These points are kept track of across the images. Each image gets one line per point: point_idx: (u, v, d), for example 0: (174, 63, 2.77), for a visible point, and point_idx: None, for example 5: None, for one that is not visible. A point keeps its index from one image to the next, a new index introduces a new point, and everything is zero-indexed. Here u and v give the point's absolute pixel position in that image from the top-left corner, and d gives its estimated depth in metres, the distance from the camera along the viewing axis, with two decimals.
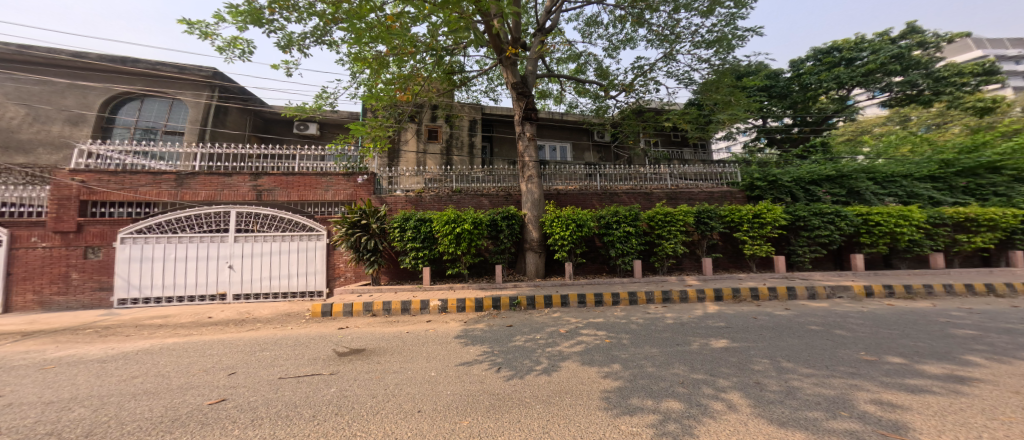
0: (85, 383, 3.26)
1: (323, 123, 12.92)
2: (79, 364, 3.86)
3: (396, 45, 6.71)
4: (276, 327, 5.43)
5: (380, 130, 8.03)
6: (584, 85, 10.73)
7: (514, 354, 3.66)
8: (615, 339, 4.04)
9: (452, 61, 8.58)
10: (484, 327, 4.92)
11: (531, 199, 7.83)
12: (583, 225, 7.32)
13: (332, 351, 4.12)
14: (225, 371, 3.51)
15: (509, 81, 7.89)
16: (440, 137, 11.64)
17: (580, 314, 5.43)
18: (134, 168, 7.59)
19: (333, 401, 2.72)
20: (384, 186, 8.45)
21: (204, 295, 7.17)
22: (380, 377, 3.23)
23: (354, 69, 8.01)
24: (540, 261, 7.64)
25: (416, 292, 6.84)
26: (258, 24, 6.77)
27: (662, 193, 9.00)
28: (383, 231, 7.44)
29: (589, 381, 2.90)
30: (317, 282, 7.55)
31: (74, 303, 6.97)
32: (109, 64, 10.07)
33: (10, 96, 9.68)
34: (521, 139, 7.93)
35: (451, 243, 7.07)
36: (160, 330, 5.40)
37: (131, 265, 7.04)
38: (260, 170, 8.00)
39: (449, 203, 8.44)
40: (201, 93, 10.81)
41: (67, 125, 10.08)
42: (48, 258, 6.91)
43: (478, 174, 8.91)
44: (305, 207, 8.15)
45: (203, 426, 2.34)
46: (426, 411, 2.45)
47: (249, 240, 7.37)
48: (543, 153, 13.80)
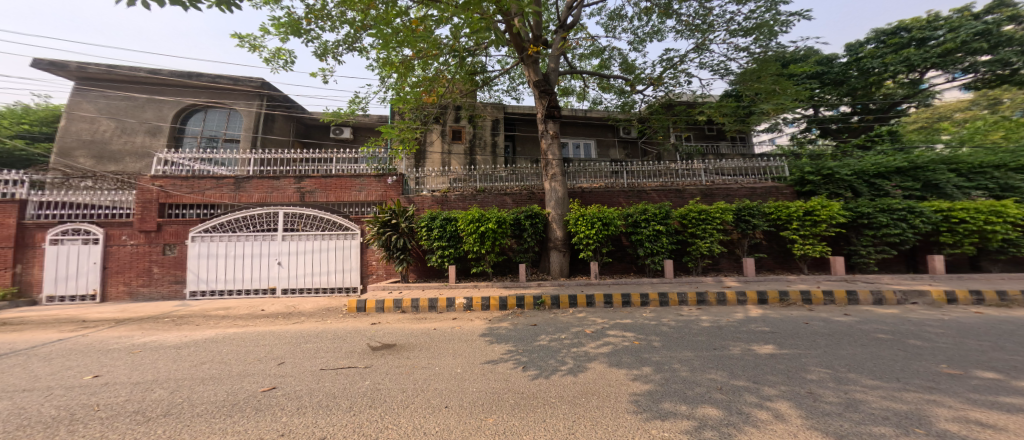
0: (159, 367, 3.61)
1: (357, 127, 13.44)
2: (159, 349, 4.30)
3: (421, 48, 6.88)
4: (318, 321, 5.77)
5: (408, 132, 8.25)
6: (608, 81, 10.50)
7: (539, 354, 3.65)
8: (644, 342, 3.93)
9: (473, 61, 8.63)
10: (508, 325, 4.95)
11: (554, 198, 7.73)
12: (609, 223, 7.15)
13: (366, 346, 4.30)
14: (275, 361, 3.78)
15: (531, 79, 7.84)
16: (464, 137, 11.72)
17: (607, 314, 5.33)
18: (201, 174, 8.30)
19: (367, 393, 2.85)
20: (411, 186, 8.70)
21: (257, 289, 7.72)
22: (410, 371, 3.34)
23: (383, 74, 8.32)
24: (565, 260, 7.56)
25: (443, 290, 6.98)
26: (297, 34, 7.17)
27: (695, 190, 8.59)
28: (411, 231, 7.65)
29: (616, 383, 2.84)
30: (352, 278, 7.91)
31: (156, 294, 7.77)
32: (175, 80, 11.07)
33: (97, 109, 10.88)
34: (543, 137, 7.88)
35: (475, 242, 7.15)
36: (219, 321, 5.88)
37: (200, 261, 7.72)
38: (303, 173, 8.44)
39: (473, 202, 8.52)
40: (253, 103, 11.68)
41: (148, 136, 11.14)
42: (136, 254, 7.76)
43: (502, 174, 8.98)
44: (341, 208, 8.54)
45: (256, 411, 2.52)
46: (453, 407, 2.50)
47: (295, 238, 7.86)
48: (566, 151, 13.61)
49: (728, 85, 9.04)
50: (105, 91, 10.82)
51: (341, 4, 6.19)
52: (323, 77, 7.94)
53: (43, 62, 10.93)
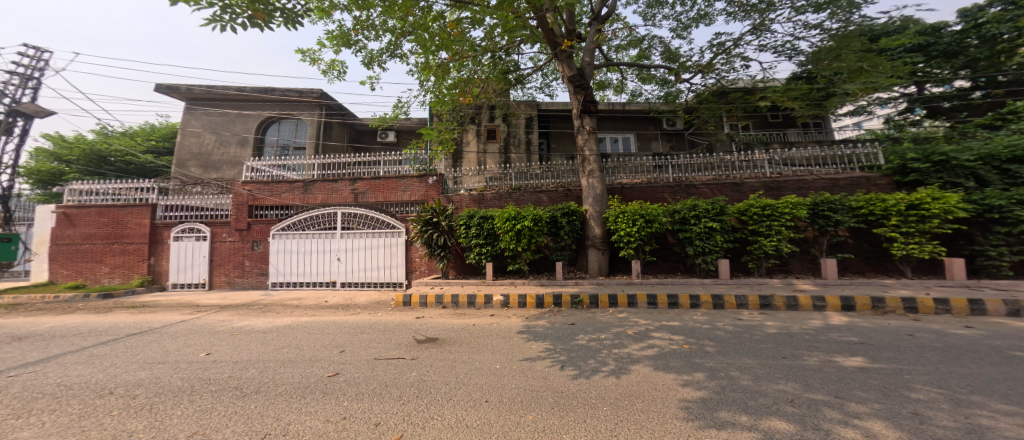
0: (251, 348, 4.08)
1: (400, 131, 14.05)
2: (252, 333, 4.86)
3: (458, 51, 7.02)
4: (370, 313, 6.15)
5: (446, 133, 8.50)
6: (649, 71, 9.98)
7: (578, 354, 3.42)
8: (695, 346, 3.46)
9: (506, 60, 8.61)
10: (545, 324, 4.90)
11: (592, 195, 7.54)
12: (653, 220, 6.80)
13: (411, 339, 4.50)
14: (337, 349, 4.09)
15: (566, 75, 7.68)
16: (498, 137, 11.80)
17: (652, 316, 5.01)
18: (277, 179, 9.20)
19: (415, 384, 2.98)
20: (450, 186, 8.90)
21: (321, 282, 8.49)
22: (452, 365, 3.43)
23: (423, 79, 8.62)
24: (604, 258, 7.34)
25: (481, 287, 7.10)
26: (348, 46, 7.67)
27: (757, 183, 7.81)
28: (451, 228, 7.85)
29: (663, 387, 2.42)
30: (397, 275, 8.32)
31: (247, 284, 8.79)
32: (249, 95, 12.36)
33: (202, 126, 12.49)
34: (579, 132, 7.68)
35: (512, 240, 7.15)
36: (293, 310, 6.48)
37: (278, 256, 8.66)
38: (355, 176, 9.00)
39: (509, 200, 8.48)
40: (315, 112, 12.81)
41: (238, 147, 12.55)
42: (233, 249, 8.87)
43: (537, 171, 8.88)
44: (388, 207, 8.98)
45: (324, 395, 2.74)
46: (493, 402, 2.51)
47: (351, 236, 8.51)
48: (605, 146, 13.17)
49: (799, 66, 8.02)
50: (206, 108, 12.38)
51: (382, 14, 6.47)
52: (370, 85, 8.42)
53: (160, 87, 12.79)
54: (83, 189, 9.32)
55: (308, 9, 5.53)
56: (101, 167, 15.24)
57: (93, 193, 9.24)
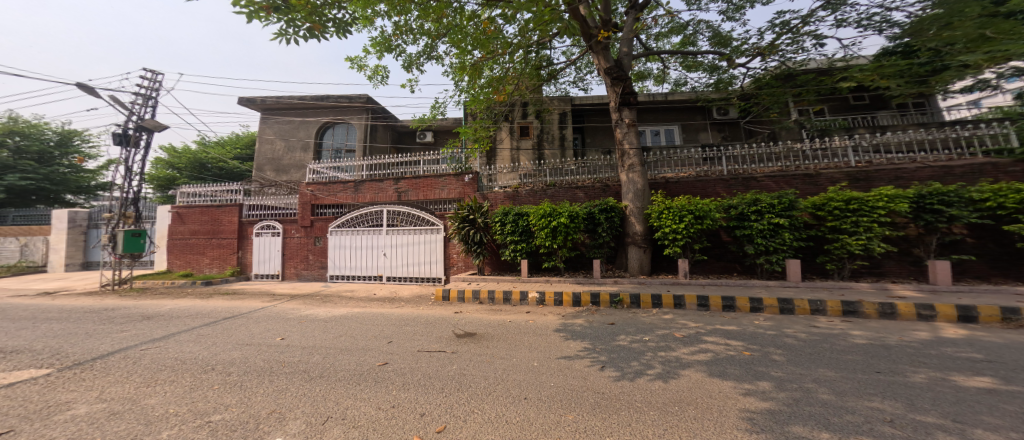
0: (315, 336, 4.41)
1: (437, 131, 14.38)
2: (316, 321, 5.25)
3: (493, 49, 7.01)
4: (412, 306, 6.39)
5: (482, 131, 8.61)
6: (694, 58, 9.40)
7: (620, 354, 3.33)
8: (759, 353, 3.20)
9: (540, 55, 8.47)
10: (583, 322, 4.80)
11: (633, 190, 7.25)
12: (705, 217, 6.38)
13: (451, 333, 4.61)
14: (385, 339, 4.29)
15: (603, 67, 7.40)
16: (532, 133, 11.73)
17: (702, 319, 4.70)
18: (332, 180, 9.83)
19: (455, 377, 3.04)
20: (485, 184, 8.93)
21: (369, 276, 9.01)
22: (490, 360, 3.47)
23: (458, 79, 8.72)
24: (645, 257, 7.05)
25: (516, 284, 7.12)
26: (389, 51, 7.96)
27: (838, 173, 6.87)
28: (487, 226, 7.95)
29: (720, 395, 2.27)
30: (436, 270, 8.55)
31: (311, 275, 9.58)
32: (303, 102, 13.20)
33: (274, 133, 13.62)
34: (617, 126, 7.42)
35: (547, 237, 7.06)
36: (348, 301, 6.92)
37: (335, 251, 9.36)
38: (399, 175, 9.36)
39: (544, 197, 8.33)
40: (362, 116, 13.47)
41: (300, 152, 13.57)
42: (300, 244, 9.72)
43: (572, 167, 8.61)
44: (428, 205, 9.17)
45: (376, 383, 2.88)
46: (532, 399, 2.49)
47: (396, 233, 8.92)
48: (645, 139, 12.64)
49: (892, 41, 7.11)
50: (273, 117, 13.53)
51: (419, 17, 6.61)
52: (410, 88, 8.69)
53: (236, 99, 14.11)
54: (193, 192, 10.81)
55: (353, 16, 5.79)
56: (200, 172, 17.20)
57: (199, 195, 10.75)
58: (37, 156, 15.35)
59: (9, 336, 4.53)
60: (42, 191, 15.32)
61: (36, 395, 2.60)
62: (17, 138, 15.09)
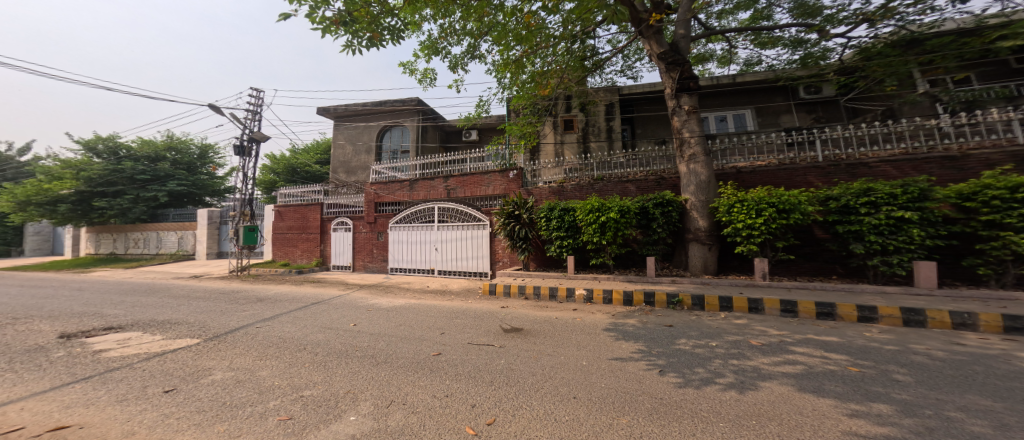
0: (381, 323, 4.73)
1: (482, 129, 14.58)
2: (381, 309, 5.63)
3: (535, 42, 6.91)
4: (461, 299, 6.60)
5: (529, 127, 8.58)
6: (770, 34, 8.48)
7: (681, 359, 3.13)
8: (868, 371, 2.79)
9: (584, 46, 8.18)
10: (636, 323, 4.59)
11: (695, 182, 6.69)
12: (791, 211, 5.60)
13: (498, 327, 4.66)
14: (438, 331, 4.45)
15: (655, 52, 6.98)
16: (576, 126, 11.48)
17: (787, 327, 4.21)
18: (389, 179, 10.47)
19: (503, 371, 3.07)
20: (529, 180, 8.89)
21: (422, 269, 9.47)
22: (537, 357, 3.44)
23: (500, 76, 8.72)
24: (709, 254, 6.55)
25: (563, 280, 7.01)
26: (436, 54, 8.22)
27: (992, 155, 5.52)
28: (532, 221, 7.91)
29: (815, 413, 2.03)
30: (481, 265, 8.69)
31: (374, 267, 10.33)
32: (363, 108, 14.16)
33: (344, 138, 14.81)
34: (674, 114, 6.89)
35: (595, 233, 6.85)
36: (404, 292, 7.34)
37: (393, 245, 9.98)
38: (447, 173, 9.66)
39: (591, 192, 8.07)
40: (414, 118, 14.12)
41: (363, 154, 14.60)
42: (365, 238, 10.52)
43: (620, 159, 8.18)
44: (475, 202, 9.35)
45: (431, 371, 3.00)
46: (581, 399, 2.42)
47: (446, 228, 9.24)
48: (709, 126, 11.53)
49: None
50: (341, 124, 14.78)
51: (461, 19, 6.71)
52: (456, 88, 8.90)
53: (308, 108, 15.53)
54: (289, 193, 12.19)
55: (401, 22, 6.02)
56: (292, 176, 19.16)
57: (294, 196, 12.11)
58: (187, 167, 18.29)
59: (173, 309, 5.53)
60: (189, 195, 18.02)
61: (190, 360, 3.13)
62: (173, 153, 17.93)
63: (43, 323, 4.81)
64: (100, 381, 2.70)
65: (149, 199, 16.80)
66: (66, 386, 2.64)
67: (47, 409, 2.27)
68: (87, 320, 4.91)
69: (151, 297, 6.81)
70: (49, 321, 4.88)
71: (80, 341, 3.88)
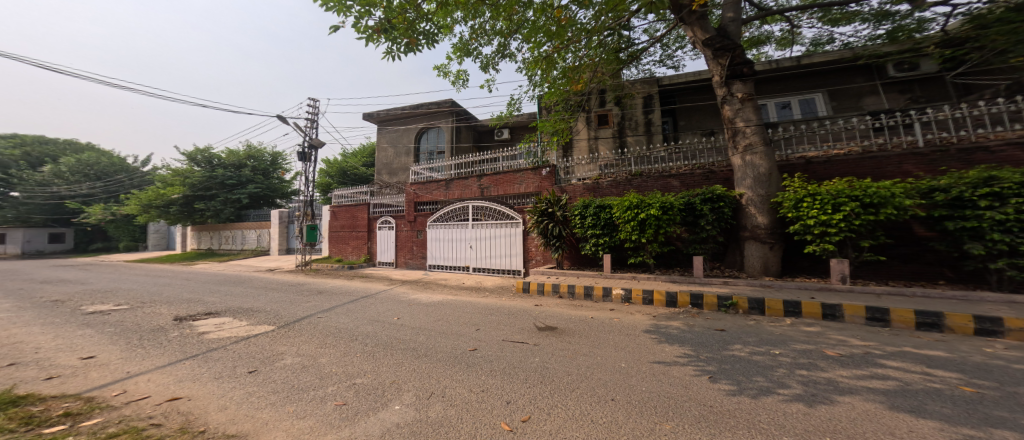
0: (422, 318, 4.92)
1: (513, 127, 14.61)
2: (422, 304, 5.86)
3: (566, 38, 6.78)
4: (497, 296, 6.69)
5: (561, 123, 8.27)
6: (843, 9, 7.66)
7: (738, 367, 2.92)
8: (978, 391, 2.39)
9: (618, 37, 7.89)
10: (681, 326, 4.35)
11: (754, 175, 6.07)
12: (881, 205, 4.78)
13: (533, 325, 4.67)
14: (474, 326, 4.55)
15: (700, 39, 6.40)
16: (612, 121, 11.18)
17: (872, 337, 3.66)
18: (426, 179, 10.83)
19: (539, 368, 3.08)
20: (562, 177, 8.73)
21: (458, 267, 9.71)
22: (573, 356, 3.42)
23: (531, 73, 8.65)
24: (770, 254, 5.95)
25: (598, 279, 6.85)
26: (468, 56, 8.32)
27: None
28: (566, 219, 7.79)
29: (910, 435, 1.80)
30: (515, 263, 8.74)
31: (415, 264, 10.75)
32: (402, 112, 14.77)
33: (385, 141, 15.50)
34: (726, 103, 6.29)
35: (635, 230, 6.55)
36: (443, 288, 7.60)
37: (432, 243, 10.33)
38: (481, 172, 9.78)
39: (628, 188, 7.69)
40: (448, 120, 14.51)
41: (402, 156, 15.22)
42: (406, 236, 10.99)
43: (661, 153, 7.74)
44: (507, 200, 9.37)
45: (468, 366, 3.08)
46: (620, 402, 2.35)
47: (481, 226, 9.41)
48: (770, 114, 9.98)
49: None
50: (382, 128, 15.48)
51: (491, 18, 6.73)
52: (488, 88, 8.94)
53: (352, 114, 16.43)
54: (342, 194, 13.00)
55: (433, 26, 6.15)
56: (343, 178, 20.45)
57: (345, 197, 12.90)
58: (263, 173, 19.89)
59: (254, 298, 6.19)
60: (264, 197, 19.75)
61: (268, 345, 3.46)
62: (251, 160, 19.50)
63: (159, 307, 5.58)
64: (202, 359, 3.07)
65: (235, 201, 18.70)
66: (179, 361, 3.02)
67: (164, 381, 2.62)
68: (192, 304, 5.67)
69: (237, 287, 7.65)
70: (166, 304, 5.71)
71: (188, 323, 4.44)
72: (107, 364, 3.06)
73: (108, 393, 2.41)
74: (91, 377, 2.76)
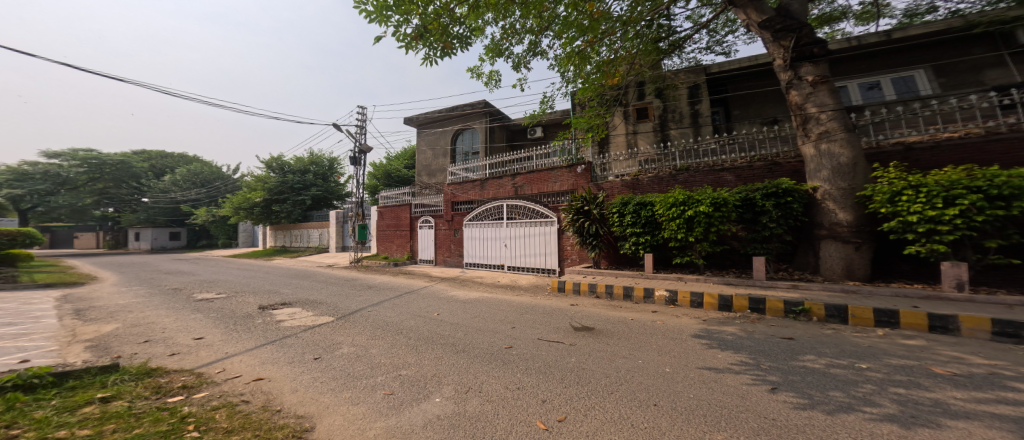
0: (460, 315, 5.03)
1: (547, 125, 14.49)
2: (461, 301, 5.99)
3: (598, 30, 6.59)
4: (532, 295, 6.69)
5: (597, 118, 8.01)
6: None
7: (810, 379, 2.56)
8: None
9: (658, 26, 7.49)
10: (737, 331, 3.98)
11: (833, 166, 5.23)
12: (1014, 197, 3.94)
13: (569, 325, 4.61)
14: (510, 325, 4.58)
15: (755, 21, 5.84)
16: (652, 114, 10.74)
17: (995, 354, 3.01)
18: (462, 180, 11.06)
19: (575, 369, 3.04)
20: (598, 173, 8.53)
21: (494, 265, 9.84)
22: (612, 358, 3.32)
23: (564, 70, 8.53)
24: (856, 256, 5.08)
25: (639, 280, 6.59)
26: (500, 56, 8.39)
27: None
28: (603, 217, 7.59)
29: None
30: (550, 262, 8.70)
31: (453, 261, 11.05)
32: (438, 115, 15.21)
33: (425, 144, 16.07)
34: (791, 87, 5.56)
35: (680, 229, 6.17)
36: (479, 286, 7.73)
37: (469, 242, 10.54)
38: (515, 172, 9.83)
39: (672, 184, 7.27)
40: (482, 120, 14.74)
41: (440, 157, 15.68)
42: (444, 236, 11.35)
43: (710, 146, 7.35)
44: (542, 198, 9.34)
45: (504, 363, 3.12)
46: (663, 407, 2.22)
47: (516, 225, 9.46)
48: (853, 96, 8.71)
49: None
50: (421, 131, 16.08)
51: (521, 17, 6.71)
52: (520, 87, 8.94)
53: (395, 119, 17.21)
54: (388, 195, 13.67)
55: (465, 29, 6.26)
56: (389, 180, 21.54)
57: (390, 197, 13.56)
58: (322, 177, 21.51)
59: (317, 291, 6.73)
60: (324, 200, 21.41)
61: (328, 335, 3.72)
62: (314, 166, 21.07)
63: (247, 296, 6.27)
64: (279, 345, 3.37)
65: (302, 203, 20.39)
66: (261, 346, 3.35)
67: (253, 362, 2.93)
68: (270, 295, 6.29)
69: (305, 280, 8.38)
70: (250, 294, 6.41)
71: (268, 311, 4.92)
72: (212, 344, 3.47)
73: (212, 370, 2.75)
74: (201, 355, 3.15)
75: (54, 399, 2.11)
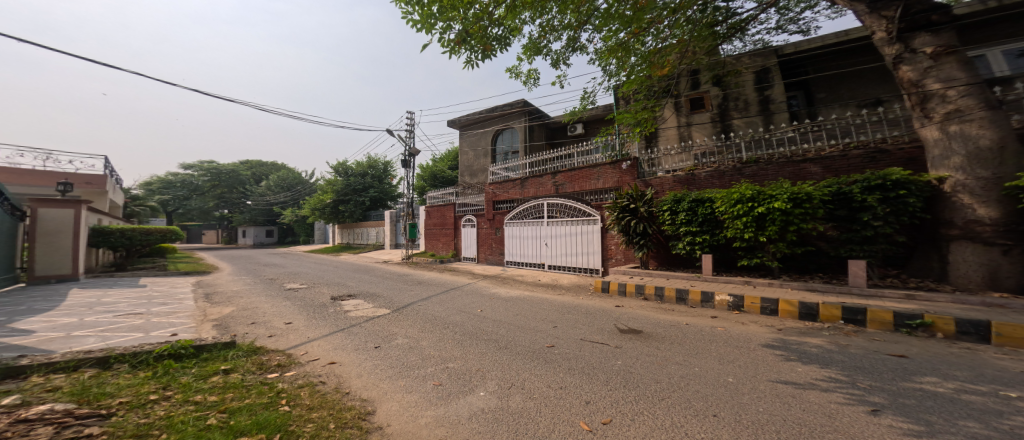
0: (505, 312, 5.12)
1: (588, 121, 14.19)
2: (503, 299, 6.08)
3: (641, 19, 6.30)
4: (574, 295, 6.61)
5: (645, 113, 7.48)
6: None
7: (934, 405, 2.24)
8: None
9: (712, 10, 6.96)
10: (825, 344, 3.61)
11: (972, 153, 4.42)
12: None
13: (614, 327, 4.49)
14: (552, 324, 4.57)
15: None
16: (708, 104, 10.06)
17: None
18: (503, 179, 11.18)
19: (622, 372, 2.95)
20: (646, 169, 8.18)
21: (535, 263, 9.86)
22: (662, 364, 3.18)
23: (605, 63, 8.28)
24: (1001, 261, 4.24)
25: (695, 282, 6.21)
26: (539, 54, 8.37)
27: None
28: (652, 215, 7.26)
29: None
30: (593, 261, 8.54)
31: (494, 259, 11.23)
32: (480, 116, 15.50)
33: (467, 145, 16.48)
34: (902, 62, 4.81)
35: (748, 227, 5.71)
36: (518, 284, 7.79)
37: (511, 240, 10.64)
38: (556, 169, 9.74)
39: (737, 179, 6.77)
40: (521, 119, 14.79)
41: (482, 157, 15.98)
42: (485, 234, 11.57)
43: (786, 135, 6.68)
44: (584, 197, 9.17)
45: (546, 362, 3.13)
46: (723, 418, 2.09)
47: (558, 224, 9.39)
48: (996, 66, 7.39)
49: None
50: (466, 133, 16.52)
51: (560, 13, 6.62)
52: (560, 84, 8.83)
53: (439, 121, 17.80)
54: (434, 195, 14.23)
55: (505, 29, 6.32)
56: (434, 181, 22.38)
57: (437, 197, 14.09)
58: (377, 178, 22.88)
59: (375, 284, 7.21)
60: (380, 200, 22.87)
61: (385, 326, 3.96)
62: (371, 170, 22.53)
63: (321, 287, 6.90)
64: (348, 333, 3.66)
65: (362, 203, 21.99)
66: (333, 333, 3.65)
67: (327, 347, 3.21)
68: (339, 287, 6.86)
69: (366, 274, 9.02)
70: (322, 286, 7.04)
71: (338, 302, 5.35)
72: (298, 329, 3.86)
73: (298, 352, 3.05)
74: (290, 338, 3.52)
75: (193, 368, 2.48)
